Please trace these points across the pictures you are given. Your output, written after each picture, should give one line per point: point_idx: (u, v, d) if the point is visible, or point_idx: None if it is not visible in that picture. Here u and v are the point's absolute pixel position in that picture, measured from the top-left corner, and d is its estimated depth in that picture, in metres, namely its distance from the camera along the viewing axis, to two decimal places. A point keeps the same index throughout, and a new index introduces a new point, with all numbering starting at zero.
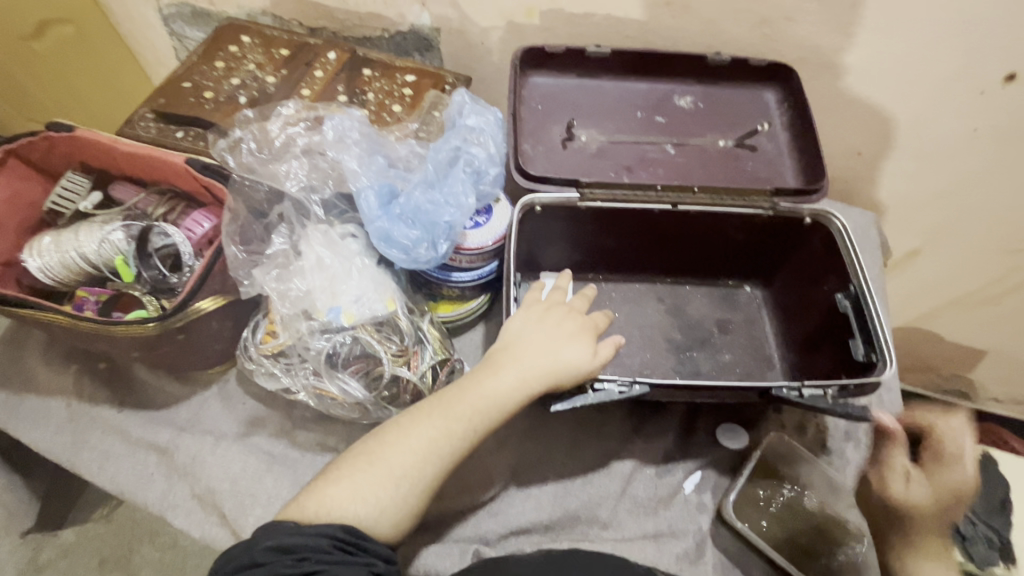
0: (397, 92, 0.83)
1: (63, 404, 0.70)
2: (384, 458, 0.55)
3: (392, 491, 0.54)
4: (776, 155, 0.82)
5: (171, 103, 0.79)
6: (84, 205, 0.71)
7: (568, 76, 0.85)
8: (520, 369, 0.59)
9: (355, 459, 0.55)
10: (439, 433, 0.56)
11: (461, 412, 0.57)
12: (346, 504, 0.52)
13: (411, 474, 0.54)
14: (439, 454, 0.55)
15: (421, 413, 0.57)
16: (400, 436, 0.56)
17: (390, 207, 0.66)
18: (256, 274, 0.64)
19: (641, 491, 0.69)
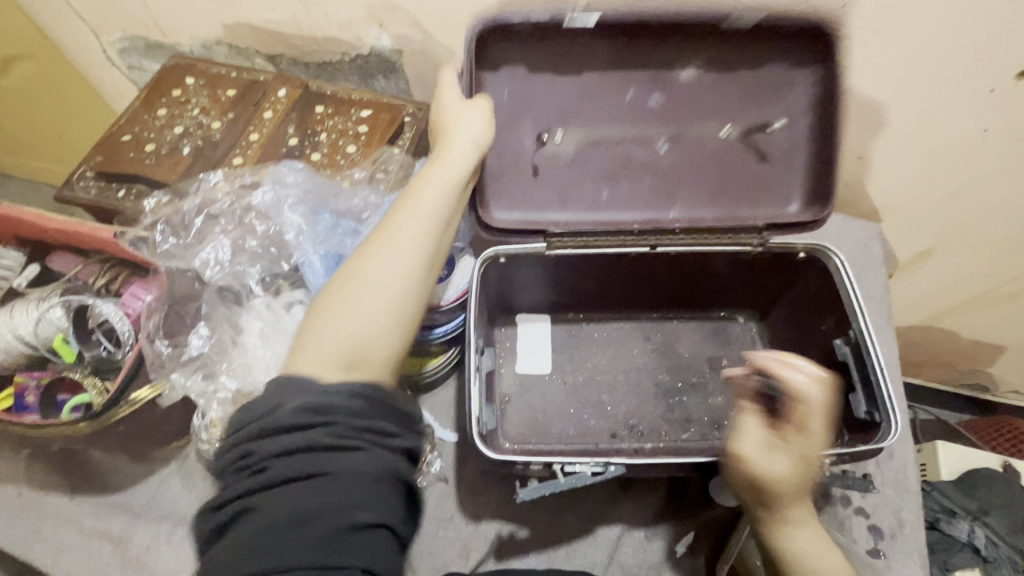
0: (351, 131, 0.76)
1: (14, 492, 0.67)
2: (348, 294, 0.42)
3: (380, 314, 0.42)
4: (794, 148, 0.65)
5: (110, 160, 0.74)
6: (19, 281, 0.67)
7: (540, 54, 0.61)
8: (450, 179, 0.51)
9: (323, 306, 0.43)
10: (406, 246, 0.45)
11: (411, 223, 0.46)
12: (343, 333, 0.41)
13: (356, 321, 0.41)
14: (415, 288, 0.44)
15: (367, 248, 0.46)
16: (367, 254, 0.45)
17: (336, 272, 0.62)
18: (176, 378, 0.59)
19: (629, 557, 0.64)
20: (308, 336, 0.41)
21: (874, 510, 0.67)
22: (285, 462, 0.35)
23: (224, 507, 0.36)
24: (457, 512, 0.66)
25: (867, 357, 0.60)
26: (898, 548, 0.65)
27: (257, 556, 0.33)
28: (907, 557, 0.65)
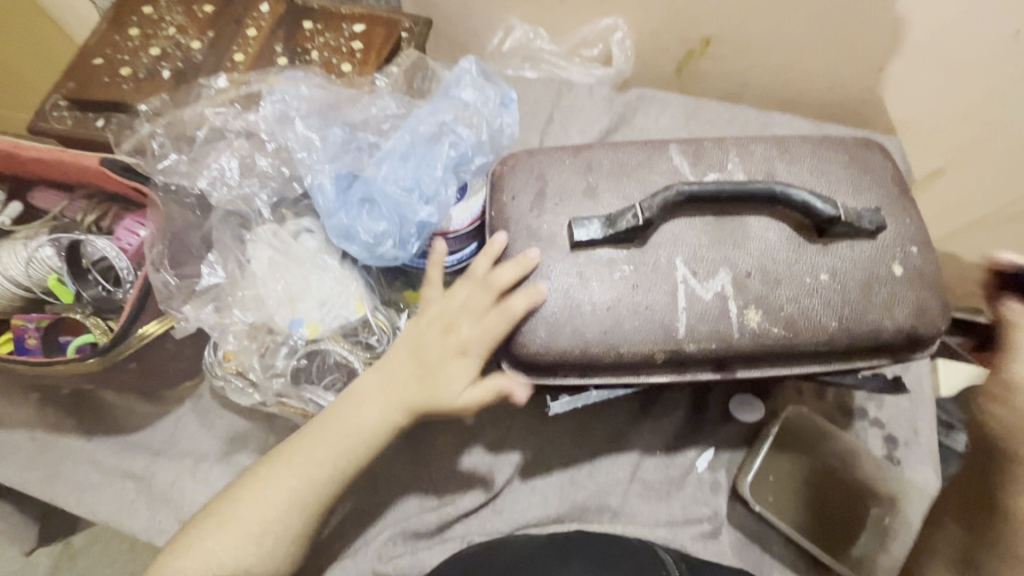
0: (345, 48, 0.70)
1: (28, 437, 0.66)
2: (249, 513, 0.50)
3: (250, 547, 0.50)
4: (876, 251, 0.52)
5: (84, 86, 0.68)
6: (2, 220, 0.63)
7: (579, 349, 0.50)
8: (383, 398, 0.52)
9: (220, 510, 0.51)
10: (302, 482, 0.51)
11: (323, 453, 0.51)
12: (215, 560, 0.49)
13: (300, 495, 0.51)
14: (302, 500, 0.51)
15: (281, 457, 0.52)
16: (265, 478, 0.52)
17: (349, 196, 0.56)
18: (189, 311, 0.55)
19: (652, 474, 0.65)
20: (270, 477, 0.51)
21: (889, 420, 0.68)
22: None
23: None
24: (480, 438, 0.66)
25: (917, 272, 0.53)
26: (911, 454, 0.66)
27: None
28: (920, 462, 0.66)
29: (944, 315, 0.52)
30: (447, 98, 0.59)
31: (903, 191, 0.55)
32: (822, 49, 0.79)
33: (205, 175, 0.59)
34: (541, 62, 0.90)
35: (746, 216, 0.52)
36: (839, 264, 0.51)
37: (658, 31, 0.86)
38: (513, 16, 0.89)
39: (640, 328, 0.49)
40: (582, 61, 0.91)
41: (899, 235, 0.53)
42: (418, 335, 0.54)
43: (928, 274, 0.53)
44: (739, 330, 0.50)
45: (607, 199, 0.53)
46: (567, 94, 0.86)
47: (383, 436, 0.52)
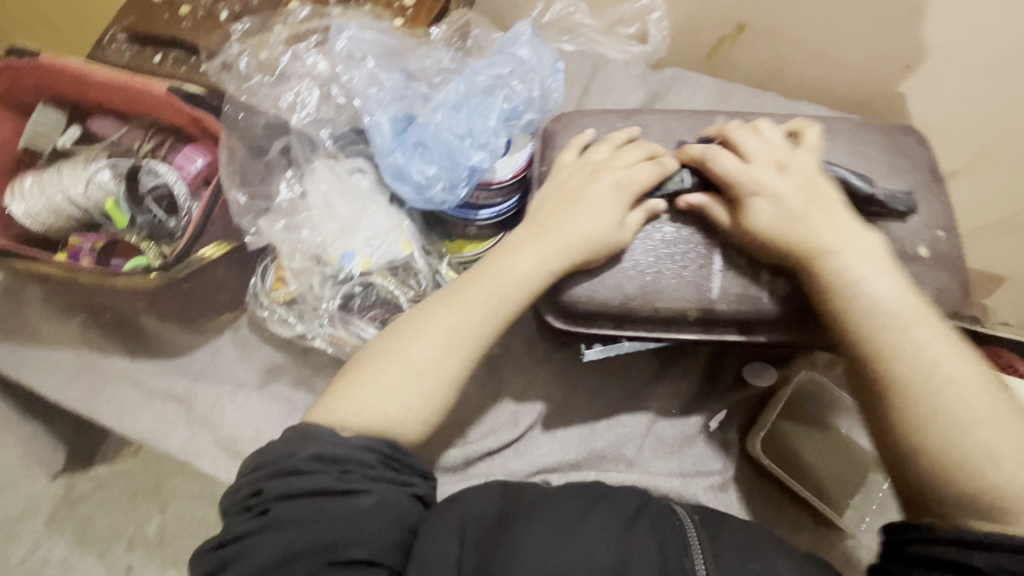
0: (395, 4, 0.71)
1: (72, 355, 0.69)
2: (405, 361, 0.50)
3: (409, 394, 0.49)
4: (912, 234, 0.53)
5: (145, 21, 0.70)
6: (63, 142, 0.65)
7: (622, 297, 0.51)
8: (546, 244, 0.51)
9: (371, 359, 0.50)
10: (460, 326, 0.50)
11: (480, 299, 0.51)
12: (374, 407, 0.48)
13: (435, 369, 0.50)
14: (458, 346, 0.50)
15: (436, 304, 0.52)
16: (419, 328, 0.51)
17: (404, 138, 0.59)
18: (262, 225, 0.59)
19: (667, 431, 0.68)
20: (401, 351, 0.50)
21: None
22: (290, 506, 0.43)
23: (266, 493, 0.44)
24: (505, 384, 0.69)
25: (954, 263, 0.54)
26: None
27: (267, 562, 0.42)
28: None
29: (960, 298, 0.53)
30: (503, 55, 0.62)
31: (936, 178, 0.57)
32: (852, 40, 0.82)
33: (285, 99, 0.62)
34: (579, 35, 0.93)
35: None
36: None
37: (694, 12, 0.89)
38: None
39: (678, 284, 0.52)
40: (619, 38, 0.94)
41: (928, 219, 0.54)
42: (570, 197, 0.53)
43: (949, 259, 0.54)
44: (768, 294, 0.51)
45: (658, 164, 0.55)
46: (604, 69, 0.89)
47: (546, 273, 0.51)
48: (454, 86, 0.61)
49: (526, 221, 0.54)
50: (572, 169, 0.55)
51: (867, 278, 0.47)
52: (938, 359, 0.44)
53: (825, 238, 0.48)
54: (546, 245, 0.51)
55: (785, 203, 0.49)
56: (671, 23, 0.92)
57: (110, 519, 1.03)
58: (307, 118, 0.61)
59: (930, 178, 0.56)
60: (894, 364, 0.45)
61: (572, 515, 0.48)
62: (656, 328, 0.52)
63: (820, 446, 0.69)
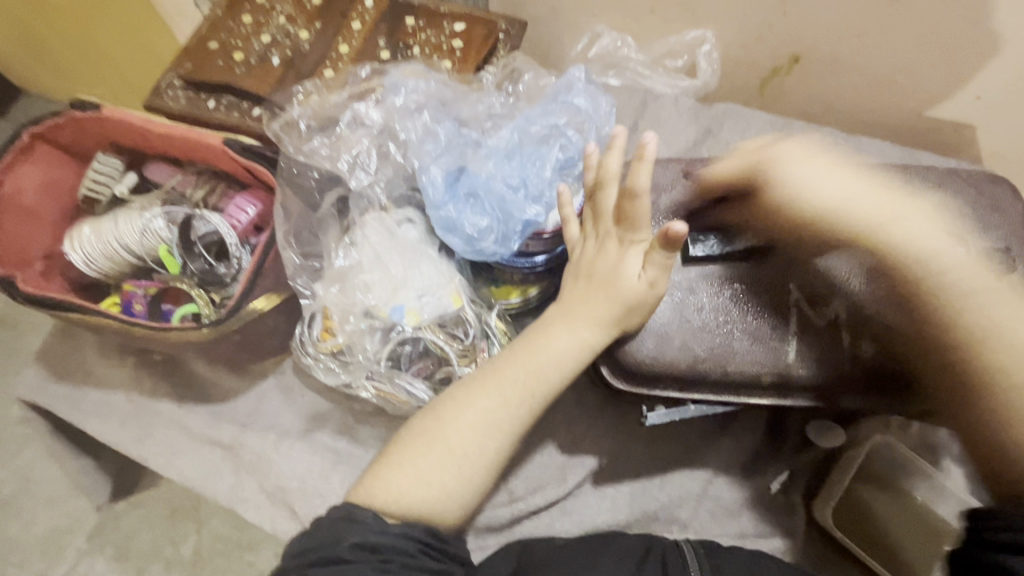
0: (445, 45, 0.72)
1: (123, 398, 0.69)
2: (444, 440, 0.47)
3: (449, 477, 0.47)
4: None
5: (199, 67, 0.71)
6: (120, 189, 0.65)
7: (687, 359, 0.48)
8: (585, 321, 0.48)
9: (409, 440, 0.48)
10: (499, 406, 0.48)
11: (517, 377, 0.48)
12: (412, 493, 0.46)
13: (472, 451, 0.47)
14: (502, 421, 0.48)
15: (475, 383, 0.49)
16: (456, 408, 0.48)
17: (456, 189, 0.57)
18: (319, 289, 0.58)
19: (725, 492, 0.65)
20: (440, 430, 0.47)
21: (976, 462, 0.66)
22: None
23: None
24: (553, 437, 0.66)
25: None
26: None
27: None
28: None
29: None
30: (559, 103, 0.60)
31: None
32: (917, 73, 0.78)
33: (344, 159, 0.61)
34: (625, 70, 0.91)
35: (864, 245, 0.50)
36: None
37: (747, 45, 0.86)
38: (601, 23, 0.91)
39: (751, 350, 0.48)
40: (666, 71, 0.91)
41: None
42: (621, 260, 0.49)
43: None
44: (850, 360, 0.48)
45: (721, 215, 0.51)
46: (652, 104, 0.87)
47: (598, 331, 0.48)
48: (506, 132, 0.59)
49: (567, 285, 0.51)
50: (612, 236, 0.49)
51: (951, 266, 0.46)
52: None
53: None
54: (601, 313, 0.48)
55: None
56: (722, 54, 0.89)
57: (148, 544, 1.03)
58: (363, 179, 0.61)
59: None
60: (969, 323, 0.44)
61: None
62: (727, 395, 0.48)
63: (903, 517, 0.63)
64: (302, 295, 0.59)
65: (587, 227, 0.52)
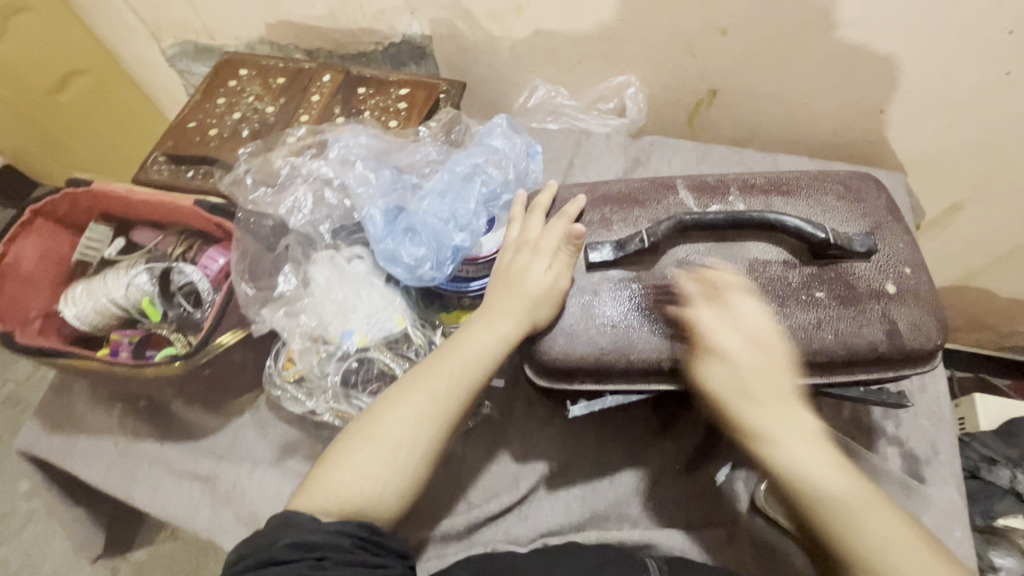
0: (392, 107, 0.83)
1: (111, 442, 0.75)
2: (378, 435, 0.53)
3: (382, 467, 0.52)
4: (875, 272, 0.55)
5: (179, 144, 0.82)
6: (109, 252, 0.75)
7: (595, 351, 0.54)
8: (500, 324, 0.55)
9: (347, 440, 0.54)
10: (429, 399, 0.54)
11: (444, 373, 0.55)
12: (348, 484, 0.51)
13: (407, 442, 0.53)
14: (431, 417, 0.54)
15: (408, 381, 0.56)
16: (389, 407, 0.54)
17: (394, 226, 0.66)
18: (265, 313, 0.65)
19: (671, 487, 0.68)
20: (375, 426, 0.53)
21: (910, 440, 0.69)
22: None
23: None
24: (505, 447, 0.71)
25: (926, 298, 0.55)
26: (934, 471, 0.67)
27: None
28: (942, 481, 0.67)
29: (939, 331, 0.54)
30: (482, 145, 0.70)
31: (896, 218, 0.60)
32: (815, 93, 0.89)
33: (284, 204, 0.70)
34: (562, 115, 1.02)
35: (745, 242, 0.57)
36: (841, 279, 0.55)
37: (666, 85, 0.96)
38: (537, 77, 1.02)
39: (652, 339, 0.54)
40: (599, 113, 1.02)
41: (892, 257, 0.57)
42: (524, 274, 0.56)
43: (924, 295, 0.56)
44: None
45: (618, 226, 0.59)
46: (586, 143, 0.97)
47: (513, 328, 0.55)
48: (438, 175, 0.68)
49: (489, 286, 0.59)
50: (526, 248, 0.58)
51: (732, 381, 0.49)
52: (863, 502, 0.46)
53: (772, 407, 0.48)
54: (508, 317, 0.55)
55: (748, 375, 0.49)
56: (647, 95, 0.99)
57: None
58: (303, 218, 0.69)
59: (891, 220, 0.59)
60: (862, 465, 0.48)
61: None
62: (637, 381, 0.55)
63: None
64: (255, 321, 0.65)
65: (511, 240, 0.60)
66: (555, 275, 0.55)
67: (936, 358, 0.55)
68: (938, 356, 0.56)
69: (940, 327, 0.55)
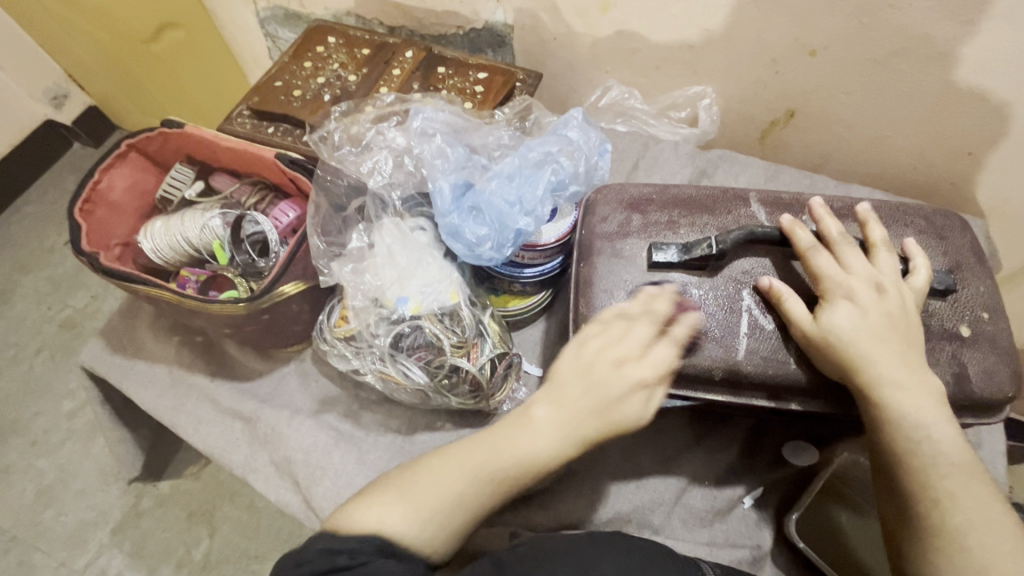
0: (468, 89, 0.84)
1: (165, 371, 0.79)
2: (413, 495, 0.51)
3: (412, 525, 0.49)
4: (950, 311, 0.54)
5: (265, 101, 0.85)
6: (189, 193, 0.79)
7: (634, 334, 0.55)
8: (567, 422, 0.51)
9: (380, 488, 0.52)
10: (467, 490, 0.51)
11: (491, 459, 0.52)
12: (374, 525, 0.49)
13: (434, 513, 0.50)
14: (467, 505, 0.51)
15: (453, 455, 0.53)
16: (431, 473, 0.52)
17: (462, 202, 0.67)
18: (335, 266, 0.68)
19: (697, 501, 0.67)
20: (411, 482, 0.52)
21: None
22: None
23: None
24: None
25: (1002, 346, 0.53)
26: None
27: None
28: None
29: (1012, 383, 0.52)
30: (555, 135, 0.71)
31: (980, 261, 0.57)
32: (902, 127, 0.85)
33: (365, 164, 0.73)
34: (631, 118, 1.02)
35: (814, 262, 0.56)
36: None
37: (744, 100, 0.94)
38: (612, 77, 1.01)
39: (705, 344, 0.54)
40: (670, 121, 1.01)
41: (970, 299, 0.54)
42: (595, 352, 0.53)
43: (1000, 343, 0.53)
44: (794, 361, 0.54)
45: (685, 230, 0.59)
46: (653, 148, 0.96)
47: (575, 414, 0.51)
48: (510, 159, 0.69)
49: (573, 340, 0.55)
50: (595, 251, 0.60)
51: (863, 327, 0.50)
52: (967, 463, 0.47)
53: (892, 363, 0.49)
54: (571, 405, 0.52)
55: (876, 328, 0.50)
56: (721, 108, 0.97)
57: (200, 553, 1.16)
58: (381, 180, 0.72)
59: (973, 262, 0.57)
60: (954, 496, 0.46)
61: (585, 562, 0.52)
62: (684, 387, 0.56)
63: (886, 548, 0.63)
64: (323, 273, 0.69)
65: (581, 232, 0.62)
66: (636, 352, 0.53)
67: (1001, 411, 0.53)
68: (1005, 410, 0.54)
69: (1012, 379, 0.52)
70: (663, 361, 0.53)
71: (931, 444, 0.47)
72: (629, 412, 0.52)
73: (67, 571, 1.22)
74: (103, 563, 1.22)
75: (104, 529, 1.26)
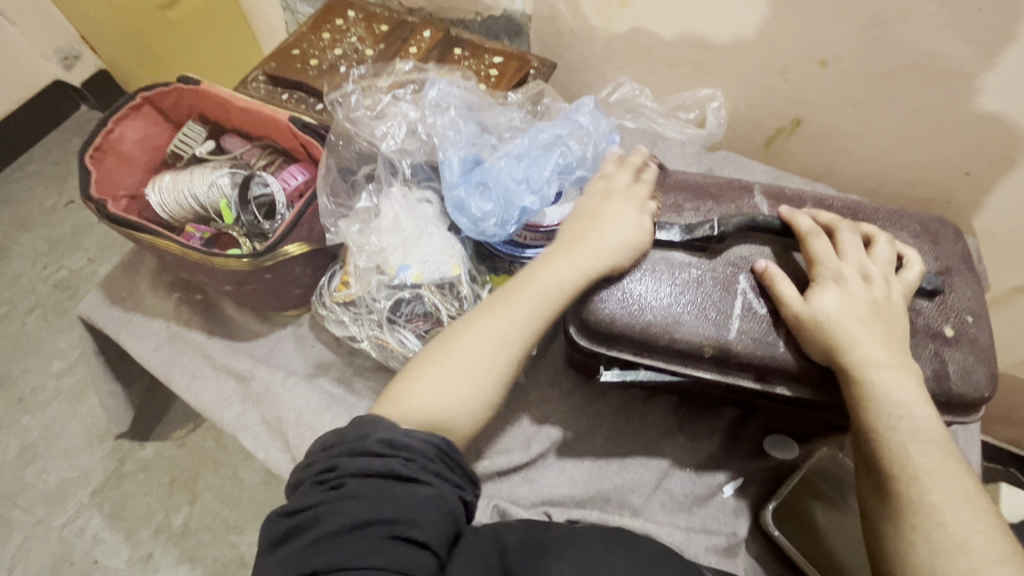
0: (484, 72, 0.85)
1: (163, 325, 0.80)
2: (456, 354, 0.55)
3: (455, 384, 0.53)
4: (936, 313, 0.55)
5: (281, 67, 0.86)
6: (199, 151, 0.79)
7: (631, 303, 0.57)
8: (580, 257, 0.57)
9: (420, 364, 0.55)
10: (506, 329, 0.56)
11: (524, 302, 0.56)
12: (428, 394, 0.53)
13: (478, 362, 0.54)
14: (496, 367, 0.55)
15: (483, 308, 0.57)
16: (467, 329, 0.56)
17: (470, 175, 0.68)
18: (342, 225, 0.69)
19: (678, 487, 0.68)
20: (451, 350, 0.55)
21: None
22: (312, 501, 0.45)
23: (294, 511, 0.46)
24: (525, 414, 0.72)
25: (986, 350, 0.55)
26: None
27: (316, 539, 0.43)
28: None
29: (989, 384, 0.54)
30: (567, 119, 0.72)
31: (970, 269, 0.59)
32: (905, 141, 0.87)
33: (379, 129, 0.74)
34: (641, 115, 1.01)
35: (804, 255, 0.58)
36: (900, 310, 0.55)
37: (753, 105, 0.96)
38: (625, 74, 1.02)
39: (697, 323, 0.56)
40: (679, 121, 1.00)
41: (957, 304, 0.56)
42: (595, 211, 0.60)
43: (982, 348, 0.55)
44: (780, 347, 0.55)
45: (688, 214, 0.61)
46: (660, 146, 0.98)
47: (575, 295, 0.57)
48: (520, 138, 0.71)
49: (561, 234, 0.61)
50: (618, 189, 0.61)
51: (847, 311, 0.52)
52: (941, 443, 0.48)
53: (878, 350, 0.51)
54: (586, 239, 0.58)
55: (851, 315, 0.52)
56: (730, 112, 0.99)
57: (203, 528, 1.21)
58: (394, 146, 0.73)
59: (963, 269, 0.58)
60: (925, 488, 0.46)
61: (593, 560, 0.49)
62: (673, 363, 0.57)
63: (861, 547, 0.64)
64: (329, 233, 0.70)
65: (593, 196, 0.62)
66: (640, 225, 0.58)
67: (978, 412, 0.55)
68: (981, 412, 0.56)
69: (991, 382, 0.54)
70: (636, 234, 0.58)
71: (908, 432, 0.49)
72: (618, 225, 0.58)
73: (45, 529, 1.22)
74: (81, 523, 1.22)
75: (84, 489, 1.26)
